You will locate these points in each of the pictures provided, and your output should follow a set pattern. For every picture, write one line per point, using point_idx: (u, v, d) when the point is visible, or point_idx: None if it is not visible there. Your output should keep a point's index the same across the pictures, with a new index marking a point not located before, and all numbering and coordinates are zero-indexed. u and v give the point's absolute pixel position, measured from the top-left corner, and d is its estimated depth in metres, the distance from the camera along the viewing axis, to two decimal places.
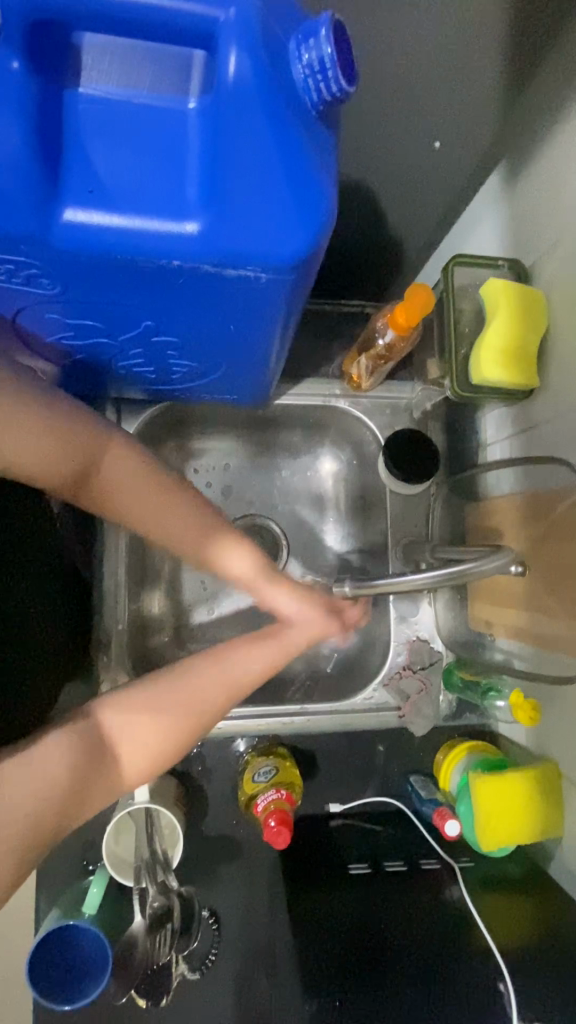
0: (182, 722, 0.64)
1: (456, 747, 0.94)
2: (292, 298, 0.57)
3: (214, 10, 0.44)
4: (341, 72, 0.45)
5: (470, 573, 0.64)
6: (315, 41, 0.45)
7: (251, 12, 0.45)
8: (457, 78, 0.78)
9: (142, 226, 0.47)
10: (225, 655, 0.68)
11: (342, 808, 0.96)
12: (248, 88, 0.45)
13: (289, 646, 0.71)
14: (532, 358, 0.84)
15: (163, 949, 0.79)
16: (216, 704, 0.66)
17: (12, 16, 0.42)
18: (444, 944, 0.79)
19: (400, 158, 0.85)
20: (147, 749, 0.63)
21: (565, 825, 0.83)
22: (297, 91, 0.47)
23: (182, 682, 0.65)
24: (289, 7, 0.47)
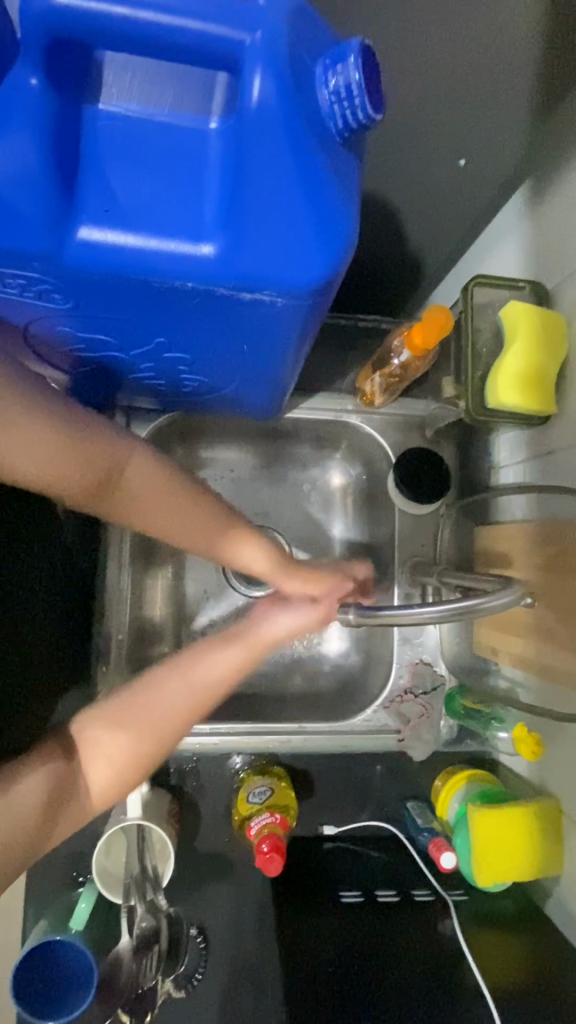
0: (147, 736, 0.66)
1: (455, 776, 0.92)
2: (308, 322, 0.55)
3: (239, 33, 0.43)
4: (369, 99, 0.44)
5: (477, 607, 0.62)
6: (342, 67, 0.44)
7: (275, 31, 0.43)
8: (488, 96, 0.77)
9: (158, 245, 0.45)
10: (186, 667, 0.70)
11: (337, 830, 0.94)
12: (272, 113, 0.44)
13: (256, 644, 0.74)
14: (550, 383, 0.82)
15: (149, 972, 0.78)
16: (176, 717, 0.67)
17: (35, 33, 0.42)
18: (434, 978, 0.78)
19: (425, 172, 0.84)
20: (110, 760, 0.66)
21: (564, 865, 0.81)
22: (322, 117, 0.45)
23: (142, 700, 0.68)
24: (318, 30, 0.46)
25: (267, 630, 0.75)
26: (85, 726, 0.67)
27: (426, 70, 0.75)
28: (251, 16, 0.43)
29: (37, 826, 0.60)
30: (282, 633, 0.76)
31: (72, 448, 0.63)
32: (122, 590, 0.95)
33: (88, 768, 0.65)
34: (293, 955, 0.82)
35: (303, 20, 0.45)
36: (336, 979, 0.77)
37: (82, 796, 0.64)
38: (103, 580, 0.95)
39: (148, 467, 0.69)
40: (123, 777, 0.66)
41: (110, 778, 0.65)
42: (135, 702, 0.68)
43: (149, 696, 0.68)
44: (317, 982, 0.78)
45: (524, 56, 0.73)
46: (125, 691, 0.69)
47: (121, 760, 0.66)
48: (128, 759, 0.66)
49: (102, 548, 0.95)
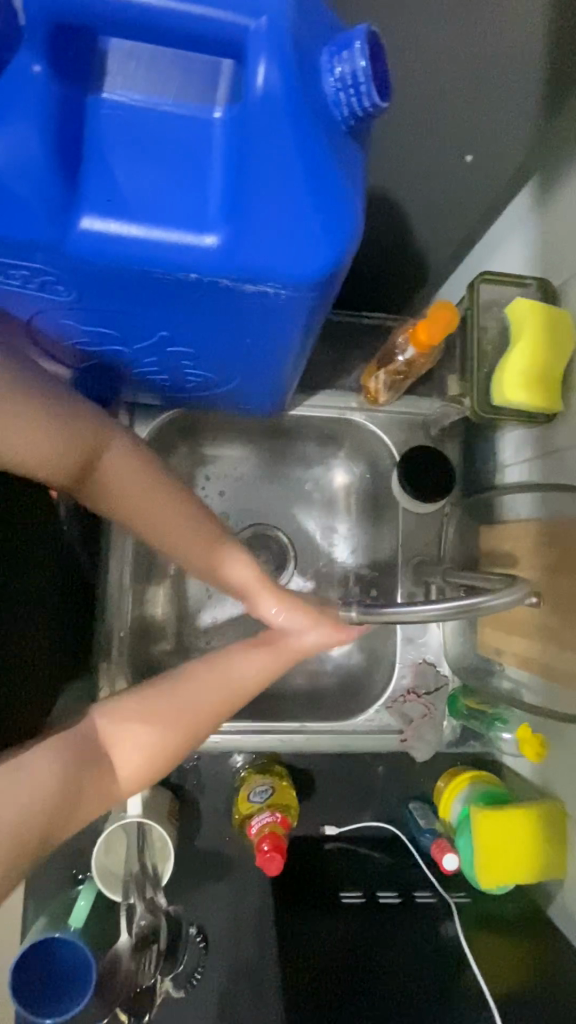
0: (182, 729, 0.64)
1: (458, 777, 0.91)
2: (311, 315, 0.55)
3: (245, 20, 0.42)
4: (375, 86, 0.43)
5: (482, 605, 0.62)
6: (348, 54, 0.43)
7: (281, 18, 0.42)
8: (497, 88, 0.76)
9: (161, 236, 0.45)
10: (219, 667, 0.69)
11: (338, 831, 0.92)
12: (277, 101, 0.43)
13: (287, 651, 0.72)
14: (556, 381, 0.82)
15: (147, 971, 0.77)
16: (208, 713, 0.66)
17: (39, 19, 0.41)
18: (434, 977, 0.78)
19: (431, 167, 0.83)
20: (141, 750, 0.63)
21: (568, 868, 0.80)
22: (327, 106, 0.45)
23: (172, 696, 0.65)
24: (324, 19, 0.46)
25: (297, 640, 0.72)
26: (112, 719, 0.63)
27: (434, 61, 0.74)
28: (257, 3, 0.42)
29: (53, 816, 0.55)
30: (311, 647, 0.72)
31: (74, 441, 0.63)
32: (123, 588, 0.95)
33: (118, 755, 0.62)
34: (293, 957, 0.81)
35: (309, 8, 0.45)
36: (338, 978, 0.78)
37: (107, 787, 0.61)
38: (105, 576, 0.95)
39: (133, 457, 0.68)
40: (147, 769, 0.63)
41: (140, 768, 0.62)
42: (167, 696, 0.65)
43: (181, 691, 0.66)
44: (317, 981, 0.78)
45: (532, 50, 0.73)
46: (151, 687, 0.66)
47: (152, 752, 0.63)
48: (158, 752, 0.63)
49: (103, 544, 0.95)
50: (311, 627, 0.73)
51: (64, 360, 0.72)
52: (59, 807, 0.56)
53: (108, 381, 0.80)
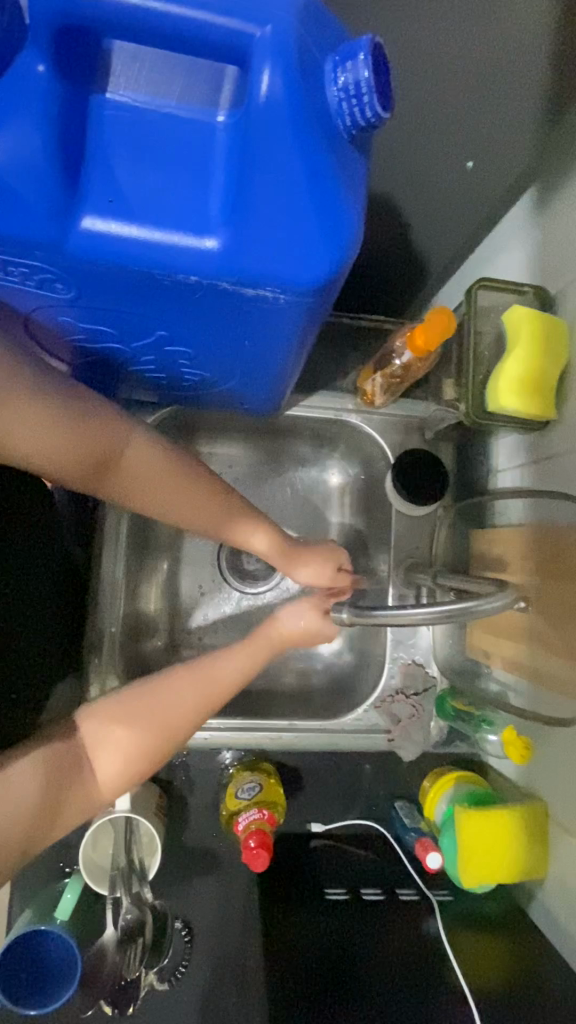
0: (153, 733, 0.67)
1: (444, 777, 0.92)
2: (310, 319, 0.55)
3: (249, 26, 0.42)
4: (378, 98, 0.43)
5: (470, 610, 0.62)
6: (352, 65, 0.44)
7: (286, 25, 0.42)
8: (491, 91, 0.76)
9: (162, 239, 0.45)
10: (202, 667, 0.71)
11: (323, 828, 0.95)
12: (280, 109, 0.43)
13: (274, 637, 0.75)
14: (550, 387, 0.82)
15: (133, 964, 0.79)
16: (185, 718, 0.68)
17: (43, 19, 0.41)
18: (420, 971, 0.78)
19: (433, 170, 0.83)
20: (119, 751, 0.66)
21: (550, 867, 0.81)
22: (330, 115, 0.45)
23: (152, 695, 0.68)
24: (329, 26, 0.46)
25: (281, 627, 0.76)
26: (98, 722, 0.67)
27: (437, 65, 0.75)
28: (263, 10, 0.42)
29: (35, 818, 0.60)
30: (295, 633, 0.76)
31: (73, 440, 0.64)
32: (116, 582, 0.96)
33: (98, 758, 0.66)
34: (278, 949, 0.82)
35: (315, 16, 0.45)
36: (323, 969, 0.78)
37: (88, 789, 0.65)
38: (98, 571, 0.96)
39: (151, 448, 0.69)
40: (127, 771, 0.67)
41: (119, 770, 0.66)
42: (145, 696, 0.68)
43: (156, 699, 0.68)
44: (298, 977, 0.78)
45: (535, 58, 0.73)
46: (138, 687, 0.70)
47: (130, 753, 0.66)
48: (136, 755, 0.66)
49: (98, 539, 0.96)
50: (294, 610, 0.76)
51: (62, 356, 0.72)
52: (41, 810, 0.60)
53: (106, 377, 0.80)
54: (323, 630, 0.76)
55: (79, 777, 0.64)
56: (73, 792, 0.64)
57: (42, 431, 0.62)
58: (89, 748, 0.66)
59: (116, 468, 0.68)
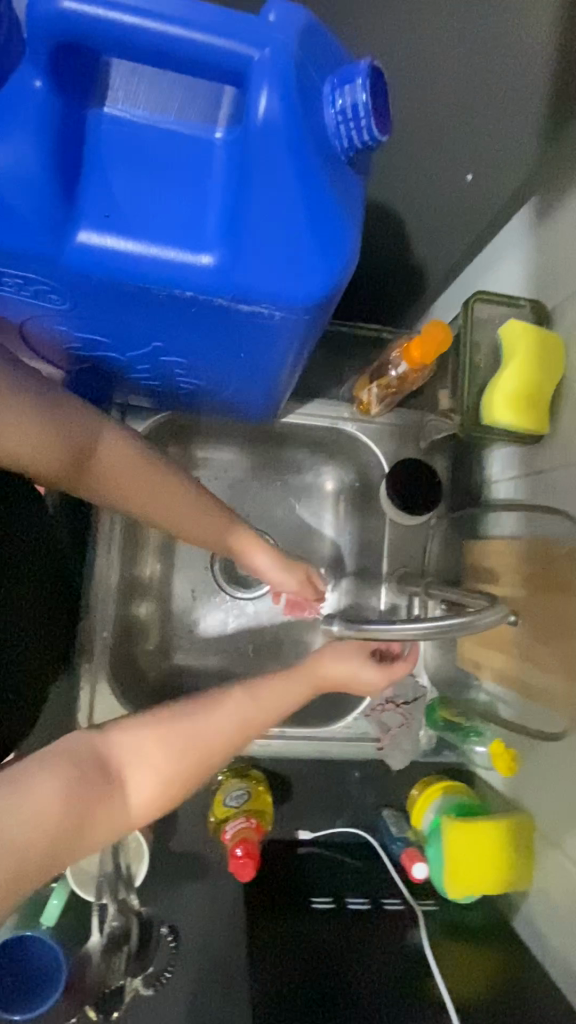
0: (191, 756, 0.63)
1: (432, 786, 0.93)
2: (306, 334, 0.55)
3: (247, 47, 0.42)
4: (375, 122, 0.43)
5: (460, 628, 0.61)
6: (350, 87, 0.43)
7: (284, 46, 0.42)
8: (496, 105, 0.82)
9: (157, 254, 0.45)
10: (242, 695, 0.69)
11: (312, 836, 0.96)
12: (277, 130, 0.43)
13: (314, 675, 0.75)
14: (545, 402, 0.83)
15: (118, 971, 0.78)
16: (224, 740, 0.65)
17: (40, 33, 0.41)
18: (404, 983, 0.78)
19: (430, 181, 0.85)
20: (155, 773, 0.61)
21: (534, 879, 0.82)
22: (327, 136, 0.45)
23: (187, 717, 0.64)
24: (330, 48, 0.46)
25: (323, 668, 0.76)
26: (130, 738, 0.62)
27: (443, 86, 0.81)
28: (262, 33, 0.42)
29: (59, 837, 0.53)
30: (335, 676, 0.76)
31: (55, 445, 0.68)
32: (109, 586, 0.98)
33: (131, 777, 0.60)
34: (262, 955, 0.82)
35: (316, 37, 0.45)
36: (309, 976, 0.77)
37: (119, 809, 0.59)
38: (91, 574, 0.96)
39: (123, 444, 0.73)
40: (163, 790, 0.61)
41: (155, 791, 0.61)
42: (183, 717, 0.64)
43: (195, 721, 0.64)
44: (281, 982, 0.78)
45: None
46: (171, 706, 0.65)
47: (167, 776, 0.62)
48: (172, 776, 0.62)
49: (91, 544, 0.97)
50: (337, 655, 0.77)
51: (54, 359, 0.72)
52: (63, 827, 0.54)
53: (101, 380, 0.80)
54: (367, 679, 0.77)
55: (111, 797, 0.58)
56: (101, 812, 0.57)
57: (31, 436, 0.67)
58: (121, 767, 0.60)
59: (90, 470, 0.72)
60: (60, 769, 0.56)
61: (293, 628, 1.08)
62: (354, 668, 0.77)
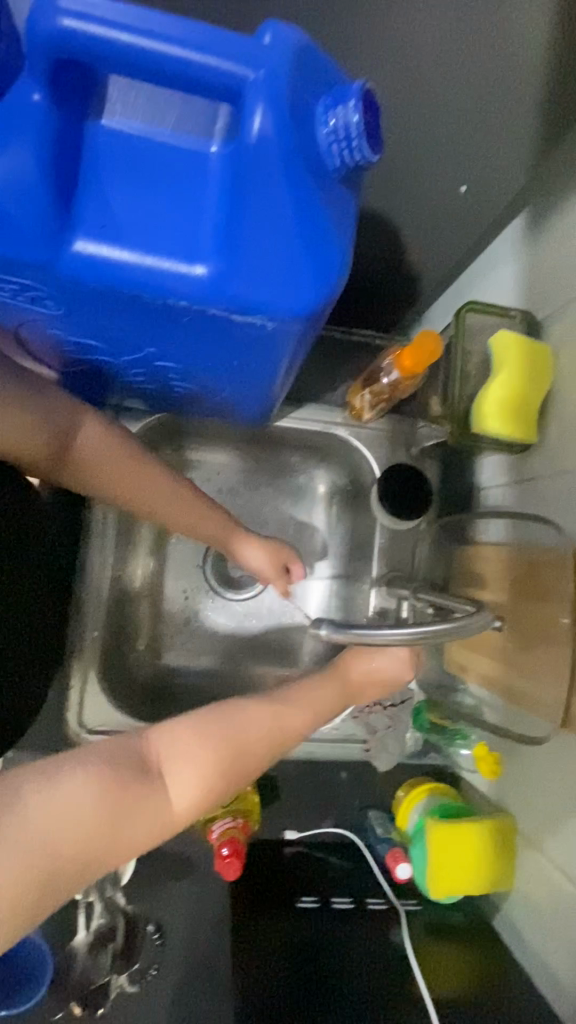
0: (227, 753, 0.62)
1: (417, 787, 0.94)
2: (298, 344, 0.56)
3: (243, 69, 0.43)
4: (367, 141, 0.44)
5: (446, 634, 0.62)
6: (342, 108, 0.44)
7: (279, 67, 0.43)
8: (490, 109, 0.76)
9: (153, 263, 0.46)
10: (275, 704, 0.69)
11: (298, 835, 0.97)
12: (271, 149, 0.44)
13: (349, 683, 0.79)
14: (533, 412, 0.84)
15: (104, 965, 0.82)
16: (257, 746, 0.65)
17: (39, 49, 0.41)
18: (386, 979, 0.79)
19: (427, 193, 0.84)
20: (197, 773, 0.60)
21: (515, 879, 0.83)
22: (320, 155, 0.46)
23: (227, 721, 0.64)
24: (325, 68, 0.47)
25: (356, 669, 0.80)
26: (172, 738, 0.61)
27: (439, 90, 0.75)
28: (257, 55, 0.43)
29: (100, 832, 0.53)
30: (368, 677, 0.80)
31: (39, 437, 0.72)
32: (102, 583, 0.98)
33: (173, 776, 0.59)
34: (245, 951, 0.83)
35: (312, 57, 0.46)
36: (293, 972, 0.78)
37: (163, 807, 0.58)
38: (83, 574, 0.97)
39: (102, 435, 0.76)
40: (203, 791, 0.60)
41: (198, 789, 0.60)
42: (222, 719, 0.64)
43: (230, 721, 0.64)
44: (264, 977, 0.79)
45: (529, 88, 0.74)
46: (213, 711, 0.65)
47: (208, 777, 0.61)
48: (214, 773, 0.61)
49: (83, 544, 0.97)
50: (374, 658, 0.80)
51: (50, 360, 0.74)
52: (103, 820, 0.53)
53: (95, 382, 0.81)
54: (399, 675, 0.81)
55: (153, 797, 0.57)
56: (145, 809, 0.56)
57: (21, 430, 0.71)
58: (163, 767, 0.59)
59: (70, 459, 0.75)
60: (96, 767, 0.56)
61: (282, 630, 1.09)
62: (391, 669, 0.80)
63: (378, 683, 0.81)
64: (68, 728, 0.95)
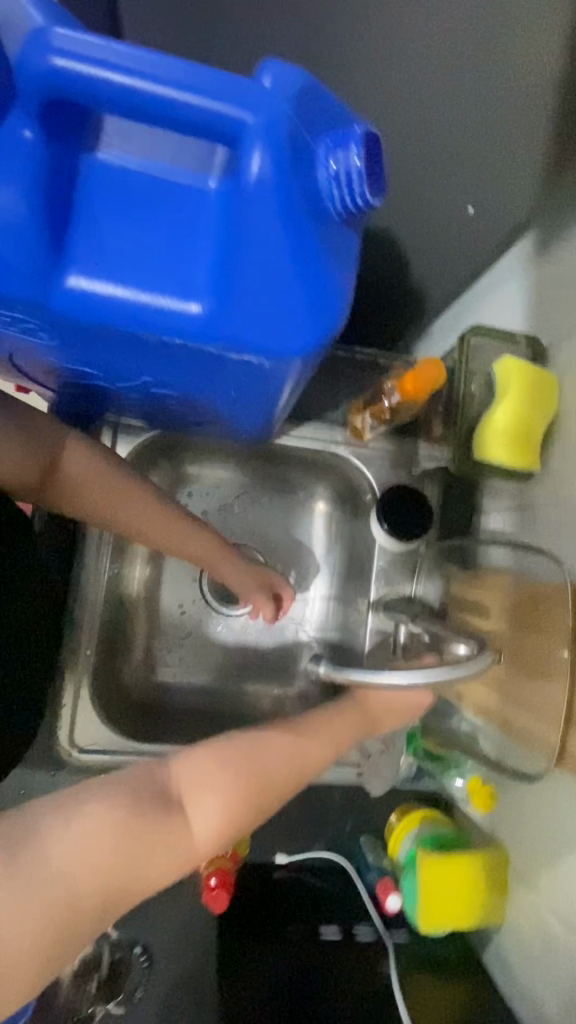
0: (247, 784, 0.60)
1: (411, 815, 0.93)
2: (294, 377, 0.55)
3: (240, 111, 0.41)
4: (368, 187, 0.43)
5: (443, 680, 0.62)
6: (344, 152, 0.43)
7: (280, 107, 0.42)
8: (495, 130, 0.72)
9: (148, 300, 0.44)
10: (293, 741, 0.67)
11: (289, 860, 0.95)
12: (270, 191, 0.43)
13: (368, 715, 0.78)
14: (536, 442, 0.83)
15: (87, 995, 0.82)
16: (273, 779, 0.63)
17: (31, 88, 0.40)
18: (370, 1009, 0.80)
19: (431, 210, 0.83)
20: (221, 808, 0.58)
21: (506, 914, 0.83)
22: (320, 197, 0.44)
23: (248, 750, 0.63)
24: (328, 106, 0.46)
25: (374, 700, 0.79)
26: (193, 768, 0.59)
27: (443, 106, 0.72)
28: (254, 97, 0.41)
29: (118, 864, 0.50)
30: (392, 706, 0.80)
31: (21, 458, 0.71)
32: (96, 600, 0.97)
33: (194, 808, 0.57)
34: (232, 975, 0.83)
35: (316, 97, 0.44)
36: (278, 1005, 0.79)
37: (184, 842, 0.55)
38: (78, 590, 0.96)
39: (87, 457, 0.76)
40: (222, 827, 0.58)
41: (220, 820, 0.58)
42: (244, 747, 0.63)
43: (247, 750, 0.63)
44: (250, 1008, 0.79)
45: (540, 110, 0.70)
46: (234, 739, 0.64)
47: (231, 809, 0.59)
48: (237, 802, 0.59)
49: (78, 558, 0.97)
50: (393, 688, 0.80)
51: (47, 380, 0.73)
52: (122, 856, 0.51)
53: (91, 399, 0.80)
54: (418, 703, 0.81)
55: (175, 825, 0.55)
56: (165, 842, 0.54)
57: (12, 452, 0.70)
58: (185, 797, 0.57)
59: (58, 481, 0.75)
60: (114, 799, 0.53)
61: (279, 647, 1.08)
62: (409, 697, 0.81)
63: (396, 712, 0.80)
64: (60, 746, 0.94)
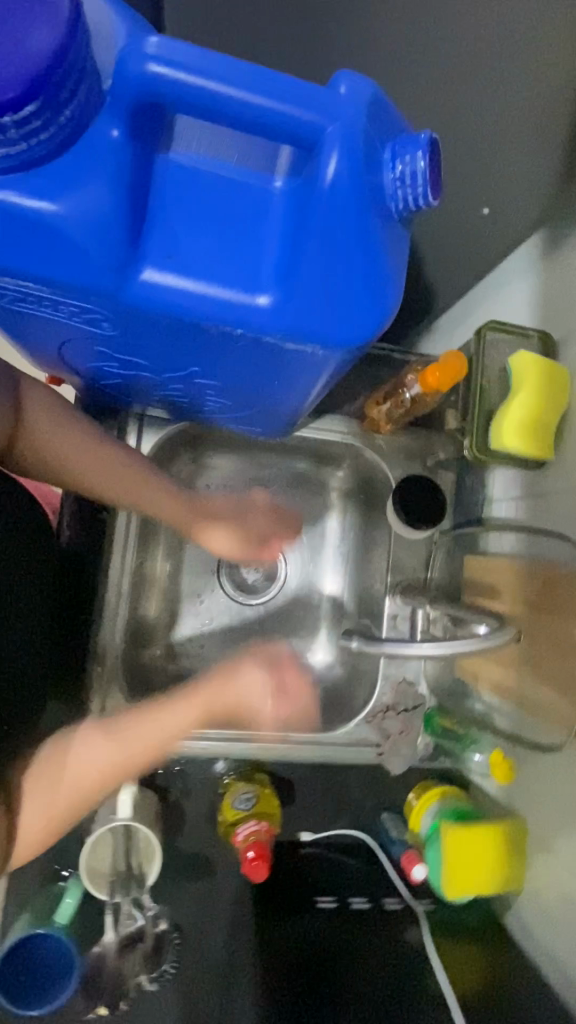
0: (113, 759, 0.81)
1: (429, 791, 0.97)
2: (340, 367, 0.58)
3: (321, 117, 0.45)
4: (431, 187, 0.46)
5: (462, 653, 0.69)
6: (410, 155, 0.46)
7: (354, 115, 0.45)
8: (514, 132, 0.74)
9: (216, 293, 0.47)
10: (203, 680, 0.87)
11: (314, 837, 0.99)
12: (342, 193, 0.46)
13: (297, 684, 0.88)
14: (550, 432, 0.87)
15: (133, 967, 0.83)
16: (84, 783, 0.80)
17: (121, 91, 0.44)
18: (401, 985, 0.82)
19: (442, 217, 0.83)
20: (49, 808, 0.78)
21: (526, 881, 0.87)
22: (384, 198, 0.48)
23: (126, 723, 0.84)
24: (389, 115, 0.49)
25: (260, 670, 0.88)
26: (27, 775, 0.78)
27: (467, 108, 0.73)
28: (331, 107, 0.45)
29: None
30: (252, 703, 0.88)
31: None
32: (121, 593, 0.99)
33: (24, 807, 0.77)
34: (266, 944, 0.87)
35: (380, 108, 0.48)
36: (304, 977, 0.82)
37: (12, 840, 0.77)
38: (104, 579, 0.98)
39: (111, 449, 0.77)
40: (54, 815, 0.78)
41: (45, 817, 0.78)
42: (109, 735, 0.82)
43: (129, 725, 0.84)
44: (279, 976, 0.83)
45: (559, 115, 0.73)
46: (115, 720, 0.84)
47: (87, 786, 0.80)
48: (88, 782, 0.80)
49: (104, 548, 0.99)
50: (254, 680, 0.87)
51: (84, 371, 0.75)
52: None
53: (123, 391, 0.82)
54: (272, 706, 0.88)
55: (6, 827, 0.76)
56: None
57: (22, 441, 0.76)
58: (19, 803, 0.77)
59: None
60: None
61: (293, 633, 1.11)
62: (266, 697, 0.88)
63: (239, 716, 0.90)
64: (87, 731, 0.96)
